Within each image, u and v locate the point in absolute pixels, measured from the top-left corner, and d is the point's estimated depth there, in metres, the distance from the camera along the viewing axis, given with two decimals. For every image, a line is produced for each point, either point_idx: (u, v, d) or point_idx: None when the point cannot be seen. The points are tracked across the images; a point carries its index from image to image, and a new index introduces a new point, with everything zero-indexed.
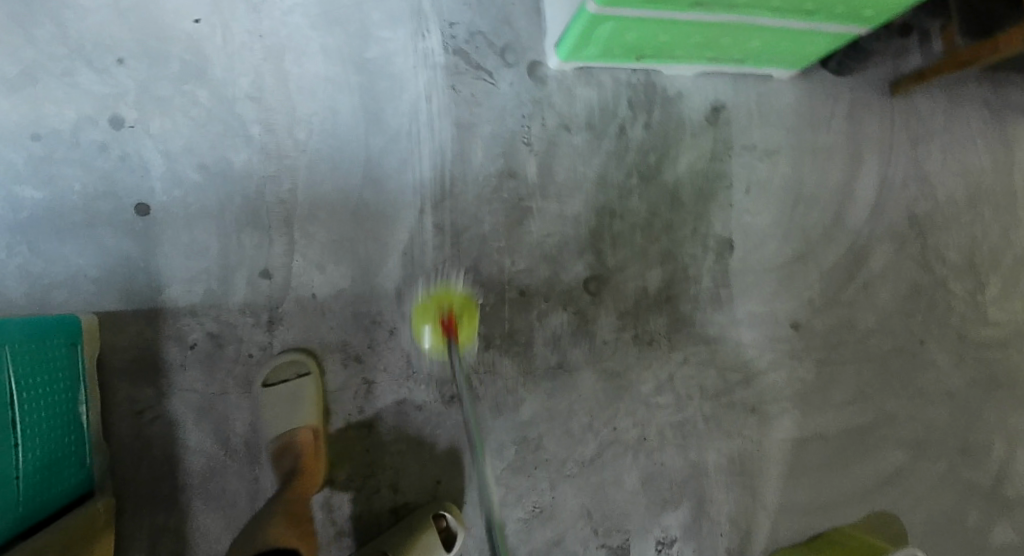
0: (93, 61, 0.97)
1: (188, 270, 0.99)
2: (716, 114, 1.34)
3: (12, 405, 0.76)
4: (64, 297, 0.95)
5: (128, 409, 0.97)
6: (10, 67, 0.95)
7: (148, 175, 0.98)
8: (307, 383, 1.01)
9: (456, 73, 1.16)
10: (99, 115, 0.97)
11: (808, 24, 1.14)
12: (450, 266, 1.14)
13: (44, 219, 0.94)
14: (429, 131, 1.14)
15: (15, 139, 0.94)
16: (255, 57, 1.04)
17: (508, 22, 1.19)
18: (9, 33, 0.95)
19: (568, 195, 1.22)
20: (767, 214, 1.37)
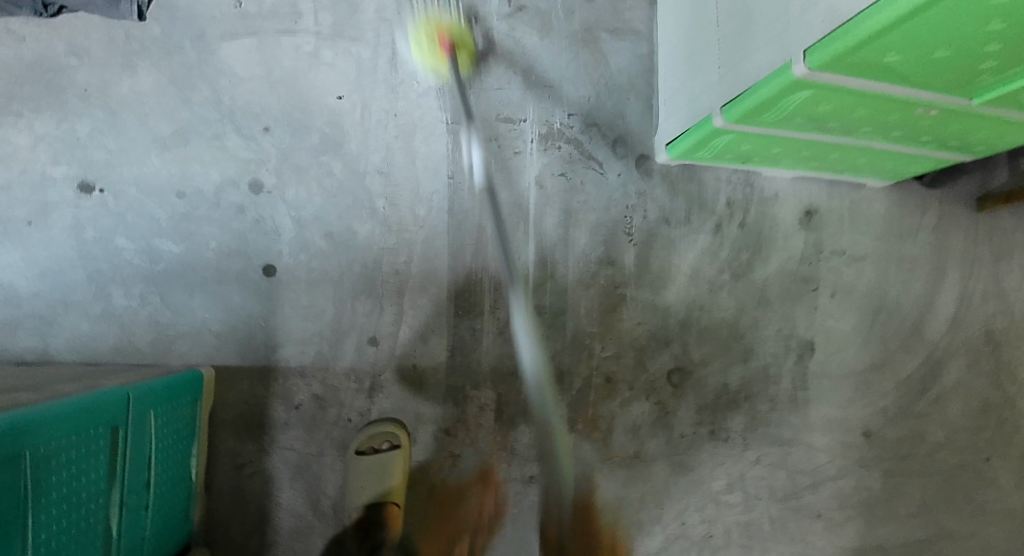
0: (241, 128, 1.03)
1: (303, 331, 1.04)
2: (808, 218, 1.35)
3: (149, 467, 0.80)
4: (188, 348, 1.00)
5: (229, 462, 1.01)
6: (165, 127, 1.00)
7: (278, 239, 1.03)
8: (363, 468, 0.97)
9: (568, 160, 1.20)
10: (241, 178, 1.03)
11: (918, 150, 1.16)
12: (543, 347, 1.16)
13: (178, 272, 0.99)
14: (536, 216, 1.18)
15: (160, 194, 0.99)
16: (388, 134, 1.10)
17: (621, 115, 1.24)
18: (167, 95, 1.00)
19: (661, 285, 1.24)
20: (848, 318, 1.37)
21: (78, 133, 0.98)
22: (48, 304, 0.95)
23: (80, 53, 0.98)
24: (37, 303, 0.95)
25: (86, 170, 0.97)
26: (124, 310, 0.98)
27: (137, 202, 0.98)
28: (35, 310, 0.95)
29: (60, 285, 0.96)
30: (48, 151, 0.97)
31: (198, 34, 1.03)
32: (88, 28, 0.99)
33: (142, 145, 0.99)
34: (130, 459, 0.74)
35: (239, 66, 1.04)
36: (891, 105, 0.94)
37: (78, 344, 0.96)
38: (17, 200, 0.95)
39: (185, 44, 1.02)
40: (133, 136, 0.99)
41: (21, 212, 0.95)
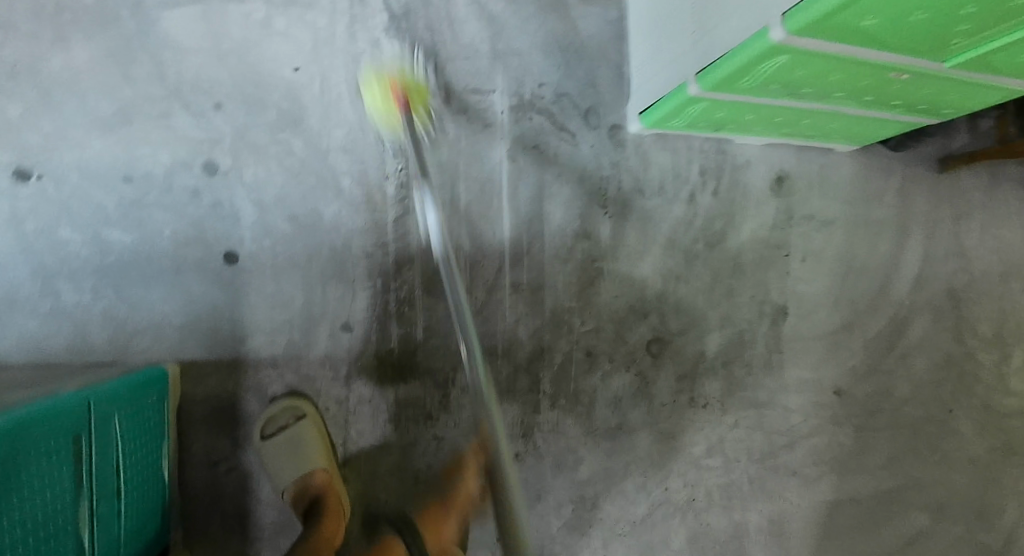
0: (190, 105, 0.95)
1: (272, 320, 0.99)
2: (779, 184, 1.36)
3: (120, 472, 0.76)
4: (149, 343, 0.94)
5: (201, 460, 0.97)
6: (106, 107, 0.92)
7: (238, 223, 0.97)
8: (303, 431, 0.96)
9: (540, 132, 1.17)
10: (194, 161, 0.96)
11: (885, 114, 1.17)
12: (523, 325, 1.14)
13: (131, 263, 0.93)
14: (511, 191, 1.15)
15: (106, 180, 0.92)
16: (350, 108, 1.04)
17: (592, 84, 1.21)
18: (106, 71, 0.92)
19: (638, 256, 1.22)
20: (819, 282, 1.40)
21: (10, 115, 0.90)
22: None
23: (7, 28, 0.90)
24: None
25: (23, 156, 0.90)
26: (76, 306, 0.91)
27: (81, 189, 0.91)
28: None
29: (4, 281, 0.90)
30: None
31: (135, 4, 0.94)
32: (13, 0, 0.91)
33: (82, 126, 0.92)
34: (98, 466, 0.71)
35: (182, 38, 0.95)
36: (861, 69, 0.94)
37: (29, 344, 0.90)
38: None
39: (122, 14, 0.93)
40: (72, 118, 0.91)
41: None
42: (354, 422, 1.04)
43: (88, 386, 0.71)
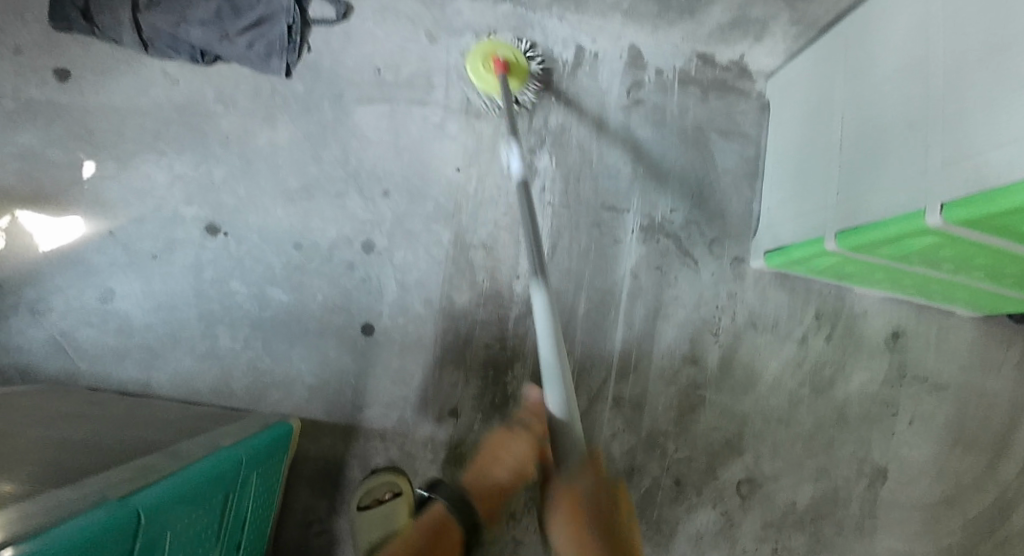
0: (364, 189, 1.08)
1: (389, 394, 1.05)
2: (895, 339, 1.32)
3: (244, 525, 0.81)
4: (280, 397, 1.01)
5: (298, 519, 1.01)
6: (294, 181, 1.05)
7: (380, 299, 1.06)
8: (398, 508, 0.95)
9: (664, 253, 1.19)
10: (356, 238, 1.06)
11: (1022, 294, 1.13)
12: (618, 441, 1.15)
13: (283, 321, 1.02)
14: (628, 307, 1.17)
15: (280, 245, 1.03)
16: (497, 209, 1.13)
17: (721, 216, 1.23)
18: (302, 151, 1.06)
19: (741, 391, 1.21)
20: (924, 449, 1.33)
21: (213, 176, 1.02)
22: (157, 338, 0.97)
23: (227, 102, 1.04)
24: (148, 335, 0.97)
25: (215, 213, 1.01)
26: (227, 351, 1.00)
27: (256, 250, 1.02)
28: (144, 342, 0.97)
29: (171, 320, 0.98)
30: (182, 191, 1.00)
31: (336, 96, 1.09)
32: (237, 79, 1.05)
33: (269, 194, 1.04)
34: (232, 521, 0.75)
35: (369, 131, 1.09)
36: (1009, 258, 0.93)
37: (177, 381, 0.97)
38: (146, 233, 0.98)
39: (324, 104, 1.08)
40: (262, 185, 1.04)
41: (148, 245, 0.98)
42: None
43: (237, 443, 0.77)
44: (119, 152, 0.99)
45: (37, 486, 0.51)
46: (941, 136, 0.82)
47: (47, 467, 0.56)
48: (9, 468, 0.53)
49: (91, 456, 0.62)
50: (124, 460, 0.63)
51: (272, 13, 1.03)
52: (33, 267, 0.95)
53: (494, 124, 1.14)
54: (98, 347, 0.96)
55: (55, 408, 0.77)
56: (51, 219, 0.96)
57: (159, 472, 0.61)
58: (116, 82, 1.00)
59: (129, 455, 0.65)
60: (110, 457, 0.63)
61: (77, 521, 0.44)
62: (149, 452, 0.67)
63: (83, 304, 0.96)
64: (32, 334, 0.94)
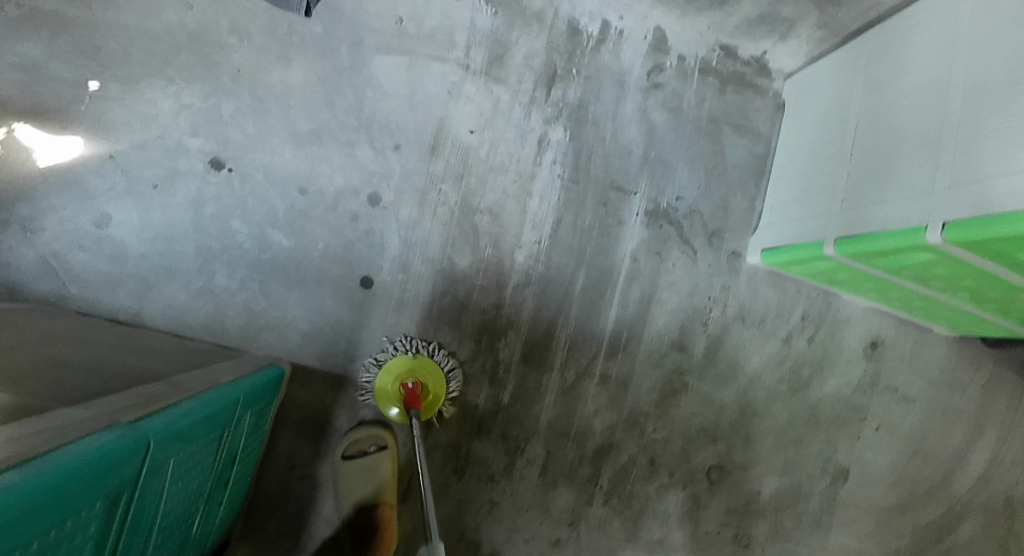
0: (375, 141, 1.06)
1: (383, 349, 1.05)
2: (873, 348, 1.36)
3: (234, 463, 0.81)
4: (273, 340, 1.01)
5: (282, 460, 1.01)
6: (305, 124, 1.03)
7: (382, 254, 1.06)
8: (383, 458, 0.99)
9: (665, 239, 1.20)
10: (363, 190, 1.05)
11: (998, 319, 1.18)
12: (600, 417, 1.17)
13: (282, 265, 1.01)
14: (624, 287, 1.18)
15: (285, 188, 1.01)
16: (506, 177, 1.13)
17: (725, 208, 1.25)
18: (316, 94, 1.03)
19: (722, 381, 1.25)
20: (886, 454, 1.39)
21: (221, 110, 0.99)
22: (152, 269, 0.96)
23: (242, 35, 1.00)
24: (143, 266, 0.95)
25: (221, 148, 0.98)
26: (223, 290, 0.99)
27: (261, 190, 1.00)
28: (138, 271, 0.95)
29: (168, 252, 0.96)
30: (189, 122, 0.97)
31: (356, 41, 1.06)
32: (254, 12, 1.01)
33: (278, 135, 1.01)
34: (225, 457, 0.76)
35: (386, 81, 1.07)
36: (996, 283, 0.96)
37: (170, 314, 0.96)
38: (148, 161, 0.95)
39: (342, 48, 1.05)
40: (272, 125, 1.01)
41: (149, 173, 0.95)
42: (424, 463, 1.07)
43: (234, 380, 0.77)
44: (125, 74, 0.95)
45: (38, 411, 0.51)
46: (952, 155, 0.84)
47: (49, 390, 0.56)
48: (11, 389, 0.53)
49: (93, 382, 0.62)
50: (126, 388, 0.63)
51: None
52: (26, 183, 0.91)
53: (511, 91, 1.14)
54: (90, 272, 0.93)
55: (52, 330, 0.76)
56: (49, 136, 0.92)
57: (162, 402, 0.61)
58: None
59: (129, 384, 0.65)
60: (110, 384, 0.63)
61: (82, 447, 0.45)
62: (149, 382, 0.67)
63: (76, 227, 0.93)
64: (20, 252, 0.91)
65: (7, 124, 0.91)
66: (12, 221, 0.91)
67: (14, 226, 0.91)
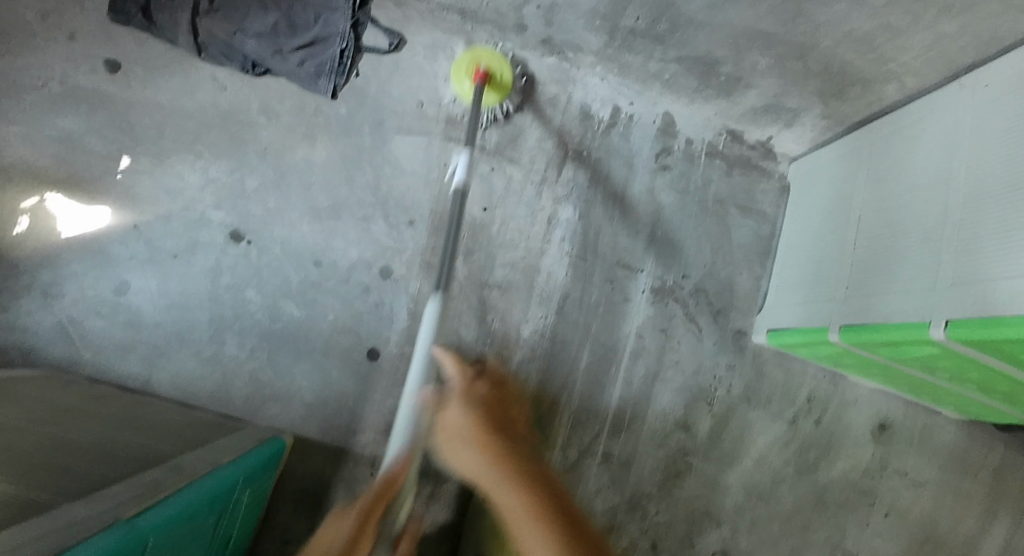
0: (390, 216, 1.10)
1: (385, 422, 1.05)
2: (881, 430, 1.34)
3: (228, 542, 0.80)
4: (277, 410, 1.01)
5: (277, 536, 1.00)
6: (324, 199, 1.07)
7: (390, 325, 1.07)
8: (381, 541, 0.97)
9: (671, 317, 1.21)
10: (376, 263, 1.08)
11: (1005, 407, 1.16)
12: (602, 498, 1.15)
13: (292, 334, 1.03)
14: (630, 364, 1.18)
15: (300, 259, 1.05)
16: (516, 253, 1.16)
17: (731, 287, 1.26)
18: (336, 171, 1.08)
19: (727, 462, 1.23)
20: (899, 546, 1.32)
21: (245, 185, 1.03)
22: (165, 336, 0.97)
23: (271, 114, 1.06)
24: (157, 333, 0.97)
25: (241, 221, 1.02)
26: (233, 358, 1.00)
27: (277, 261, 1.03)
28: (151, 338, 0.97)
29: (182, 320, 0.98)
30: (213, 195, 1.02)
31: (378, 122, 1.12)
32: (285, 94, 1.07)
33: (297, 210, 1.05)
34: (219, 538, 0.75)
35: (404, 160, 1.12)
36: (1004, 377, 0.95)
37: (179, 381, 0.97)
38: (170, 231, 0.99)
39: (364, 128, 1.11)
40: (292, 199, 1.05)
41: (170, 243, 0.99)
42: (421, 541, 1.06)
43: (234, 461, 0.77)
44: (156, 149, 1.00)
45: (39, 508, 0.51)
46: (952, 254, 0.85)
47: (51, 482, 0.56)
48: (17, 480, 0.53)
49: (94, 469, 0.62)
50: (127, 476, 0.63)
51: (327, 35, 1.05)
52: (52, 251, 0.94)
53: (522, 171, 1.19)
54: (104, 338, 0.95)
55: (60, 401, 0.77)
56: (79, 206, 0.96)
57: (164, 489, 0.61)
58: (164, 80, 1.02)
59: (130, 470, 0.65)
60: (111, 471, 0.63)
61: (88, 545, 0.45)
62: (150, 467, 0.67)
63: (97, 294, 0.95)
64: (38, 317, 0.93)
65: (39, 194, 0.95)
66: (35, 287, 0.94)
67: (36, 291, 0.94)
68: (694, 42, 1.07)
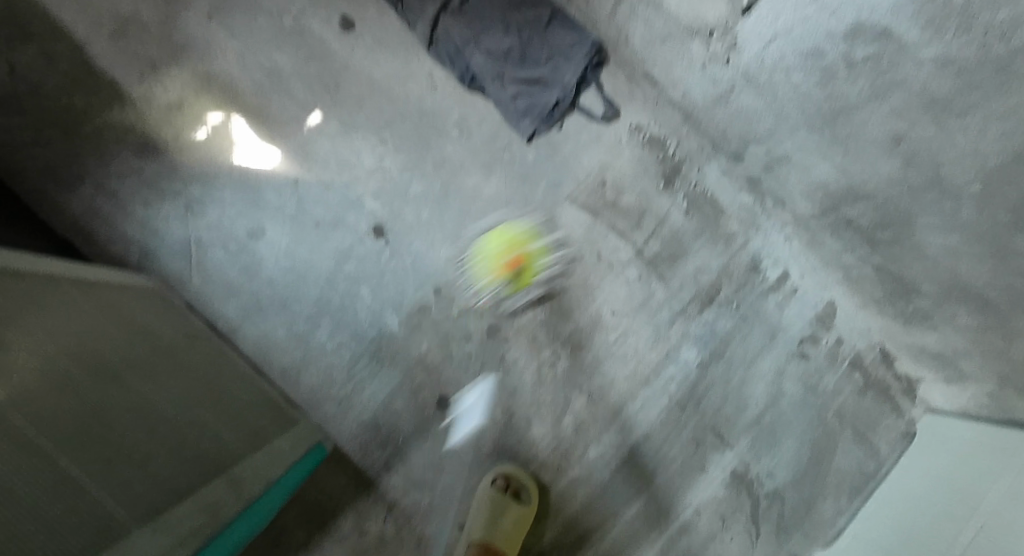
0: (524, 278, 1.04)
1: (419, 472, 0.99)
2: None
3: None
4: (331, 414, 0.97)
5: (270, 534, 0.95)
6: (473, 234, 1.03)
7: (474, 381, 1.02)
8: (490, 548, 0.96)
9: (736, 509, 1.11)
10: (488, 316, 1.03)
11: None
12: None
13: (381, 346, 0.99)
14: (672, 534, 1.09)
15: (423, 281, 1.01)
16: (621, 373, 1.09)
17: (811, 510, 1.12)
18: (498, 214, 1.05)
19: None
20: None
21: (409, 188, 1.00)
22: (269, 295, 0.95)
23: (465, 133, 1.03)
24: (265, 289, 0.95)
25: (390, 219, 0.99)
26: (317, 345, 0.97)
27: (403, 272, 1.00)
28: (257, 291, 0.94)
29: (292, 286, 0.95)
30: (377, 185, 0.99)
31: (556, 182, 1.07)
32: (485, 117, 1.04)
33: (444, 233, 1.02)
34: None
35: (564, 231, 1.07)
36: None
37: (260, 343, 0.95)
38: (324, 199, 0.97)
39: (541, 182, 1.06)
40: (444, 221, 1.02)
41: (317, 211, 0.96)
42: None
43: (276, 485, 0.74)
44: (349, 119, 0.98)
45: (108, 533, 0.46)
46: None
47: (133, 482, 0.52)
48: (101, 474, 0.48)
49: (171, 467, 0.58)
50: (195, 486, 0.60)
51: (551, 81, 1.02)
52: (213, 170, 0.93)
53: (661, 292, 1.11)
54: (218, 273, 0.93)
55: (159, 338, 0.73)
56: (256, 139, 0.94)
57: (213, 526, 0.60)
58: (387, 58, 1.00)
59: (199, 477, 0.62)
60: (184, 473, 0.59)
61: None
62: (215, 477, 0.64)
63: (231, 228, 0.93)
64: (172, 226, 0.92)
65: (227, 113, 0.94)
66: (182, 196, 0.92)
67: (182, 201, 0.92)
68: (906, 265, 0.96)
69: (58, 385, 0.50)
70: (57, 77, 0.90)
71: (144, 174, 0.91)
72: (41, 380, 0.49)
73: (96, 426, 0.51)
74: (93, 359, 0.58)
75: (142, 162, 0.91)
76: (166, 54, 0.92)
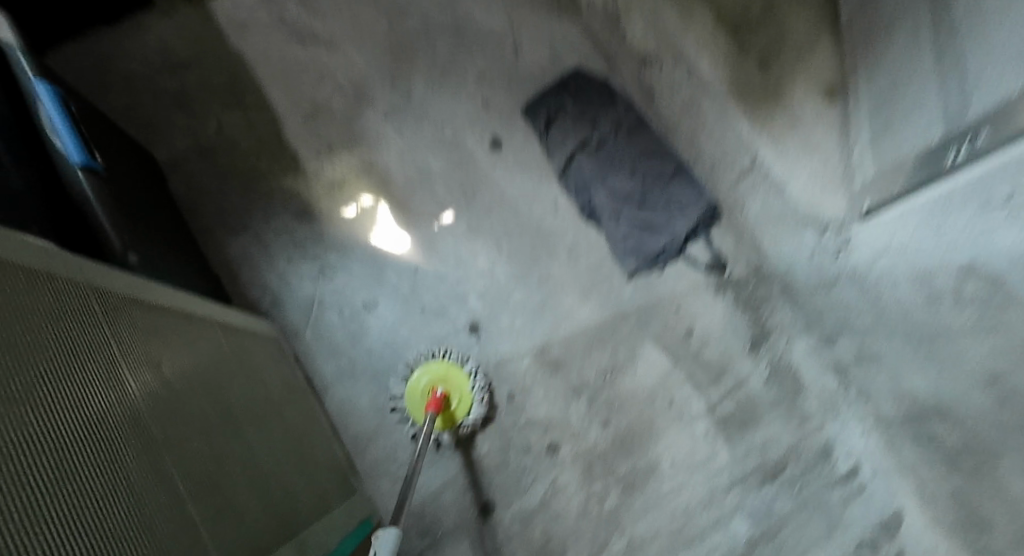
0: (594, 407, 1.08)
1: None
2: None
3: None
4: (385, 490, 1.01)
5: None
6: (556, 351, 1.09)
7: (521, 495, 1.05)
8: None
9: None
10: (551, 434, 1.07)
11: None
12: None
13: (446, 436, 1.04)
14: None
15: (501, 384, 1.07)
16: (665, 525, 1.08)
17: None
18: (585, 337, 1.10)
19: None
20: None
21: (511, 296, 1.09)
22: (365, 363, 1.03)
23: (573, 259, 1.12)
24: (363, 357, 1.03)
25: (486, 320, 1.07)
26: (391, 419, 1.03)
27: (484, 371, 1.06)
28: (356, 357, 1.03)
29: (386, 360, 1.03)
30: (484, 287, 1.08)
31: (644, 320, 1.12)
32: (594, 248, 1.13)
33: (531, 343, 1.08)
34: None
35: (642, 370, 1.11)
36: None
37: (343, 405, 1.02)
38: (435, 289, 1.06)
39: (630, 319, 1.12)
40: (534, 332, 1.09)
41: (427, 299, 1.06)
42: None
43: None
44: (476, 225, 1.09)
45: None
46: None
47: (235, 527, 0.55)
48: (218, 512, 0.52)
49: (258, 519, 0.61)
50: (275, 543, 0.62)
51: (662, 227, 1.11)
52: (351, 244, 1.05)
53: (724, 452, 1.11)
54: (328, 334, 1.03)
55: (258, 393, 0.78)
56: (394, 225, 1.06)
57: None
58: (523, 181, 1.12)
59: (277, 534, 0.64)
60: (266, 528, 0.62)
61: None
62: (287, 539, 0.66)
63: (350, 297, 1.03)
64: (303, 284, 1.03)
65: (377, 198, 1.07)
66: (319, 260, 1.03)
67: (317, 265, 1.03)
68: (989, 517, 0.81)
69: (190, 421, 0.56)
70: (251, 141, 1.06)
71: (295, 235, 1.04)
72: (182, 415, 0.55)
73: (211, 466, 0.56)
74: (206, 401, 0.63)
75: (295, 225, 1.04)
76: (342, 140, 1.08)
